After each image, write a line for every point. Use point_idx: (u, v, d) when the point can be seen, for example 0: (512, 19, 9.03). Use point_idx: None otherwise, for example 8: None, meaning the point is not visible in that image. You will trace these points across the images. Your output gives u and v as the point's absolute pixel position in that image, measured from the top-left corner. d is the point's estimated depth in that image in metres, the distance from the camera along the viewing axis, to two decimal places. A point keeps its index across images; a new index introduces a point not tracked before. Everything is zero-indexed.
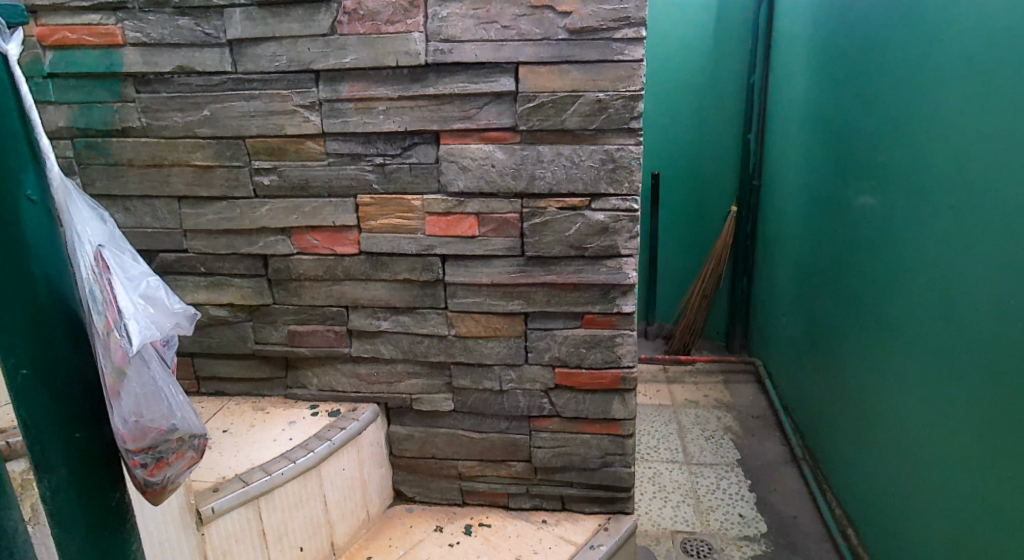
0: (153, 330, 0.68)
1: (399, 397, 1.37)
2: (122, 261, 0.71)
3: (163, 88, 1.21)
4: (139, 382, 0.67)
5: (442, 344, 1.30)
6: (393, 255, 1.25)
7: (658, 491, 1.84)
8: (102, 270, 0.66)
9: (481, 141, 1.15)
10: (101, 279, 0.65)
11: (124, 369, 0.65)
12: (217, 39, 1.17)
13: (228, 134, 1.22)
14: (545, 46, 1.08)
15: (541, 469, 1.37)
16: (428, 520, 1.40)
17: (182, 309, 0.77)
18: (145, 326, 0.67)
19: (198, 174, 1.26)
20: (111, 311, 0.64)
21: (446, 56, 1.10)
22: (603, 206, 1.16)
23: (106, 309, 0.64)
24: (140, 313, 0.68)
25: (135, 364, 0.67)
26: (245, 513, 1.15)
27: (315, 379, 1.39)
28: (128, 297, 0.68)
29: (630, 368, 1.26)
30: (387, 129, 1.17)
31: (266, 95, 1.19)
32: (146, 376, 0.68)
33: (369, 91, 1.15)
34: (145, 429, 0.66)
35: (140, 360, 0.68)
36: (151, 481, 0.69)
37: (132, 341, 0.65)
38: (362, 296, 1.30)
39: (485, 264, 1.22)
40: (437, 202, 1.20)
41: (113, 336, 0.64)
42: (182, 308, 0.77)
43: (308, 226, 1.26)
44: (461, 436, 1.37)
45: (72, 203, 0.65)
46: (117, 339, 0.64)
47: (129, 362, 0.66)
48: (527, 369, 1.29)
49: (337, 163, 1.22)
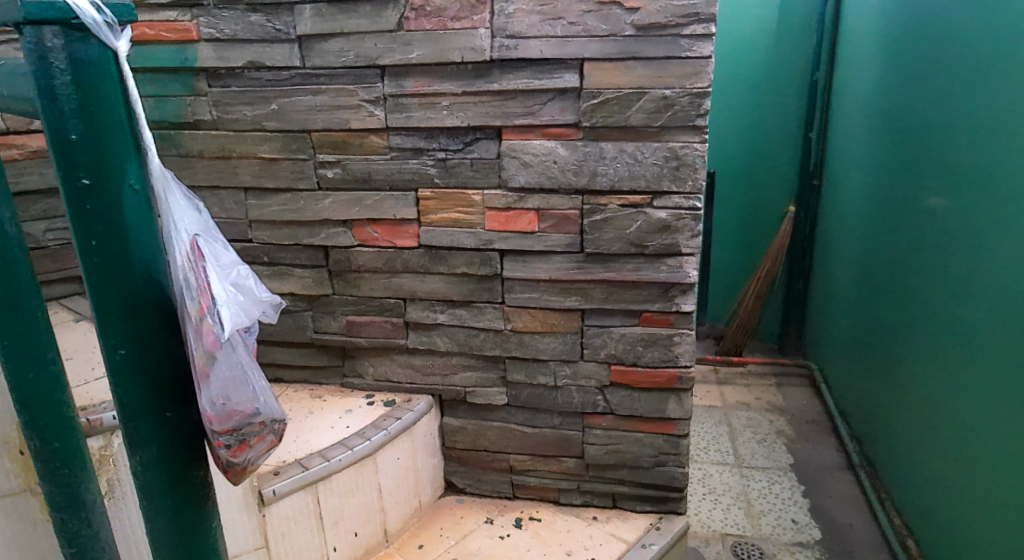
0: (242, 318, 0.69)
1: (453, 390, 1.38)
2: (217, 248, 0.71)
3: (233, 83, 1.25)
4: (229, 365, 0.66)
5: (498, 338, 1.32)
6: (452, 249, 1.27)
7: (708, 492, 1.83)
8: (196, 258, 0.66)
9: (544, 137, 1.16)
10: (195, 267, 0.66)
11: (214, 354, 0.65)
12: (287, 35, 1.19)
13: (294, 128, 1.25)
14: (610, 42, 1.08)
15: (593, 466, 1.37)
16: (478, 512, 1.41)
17: (267, 299, 0.76)
18: (234, 313, 0.68)
19: (264, 166, 1.29)
20: (203, 298, 0.65)
21: (511, 52, 1.11)
22: (665, 204, 1.15)
23: (199, 295, 0.65)
24: (230, 300, 0.69)
25: (225, 348, 0.66)
26: (303, 497, 1.18)
27: (371, 369, 1.42)
28: (219, 287, 0.68)
29: (687, 367, 1.25)
30: (450, 124, 1.18)
31: (332, 90, 1.21)
32: (235, 361, 0.67)
33: (433, 87, 1.16)
34: (230, 411, 0.66)
35: (229, 346, 0.67)
36: (234, 462, 0.68)
37: (223, 326, 0.65)
38: (418, 289, 1.32)
39: (544, 260, 1.23)
40: (497, 197, 1.21)
41: (205, 322, 0.64)
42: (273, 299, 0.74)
43: (369, 219, 1.29)
44: (514, 431, 1.38)
45: (170, 195, 0.66)
46: (210, 325, 0.65)
47: (219, 346, 0.66)
48: (581, 366, 1.30)
49: (399, 157, 1.23)
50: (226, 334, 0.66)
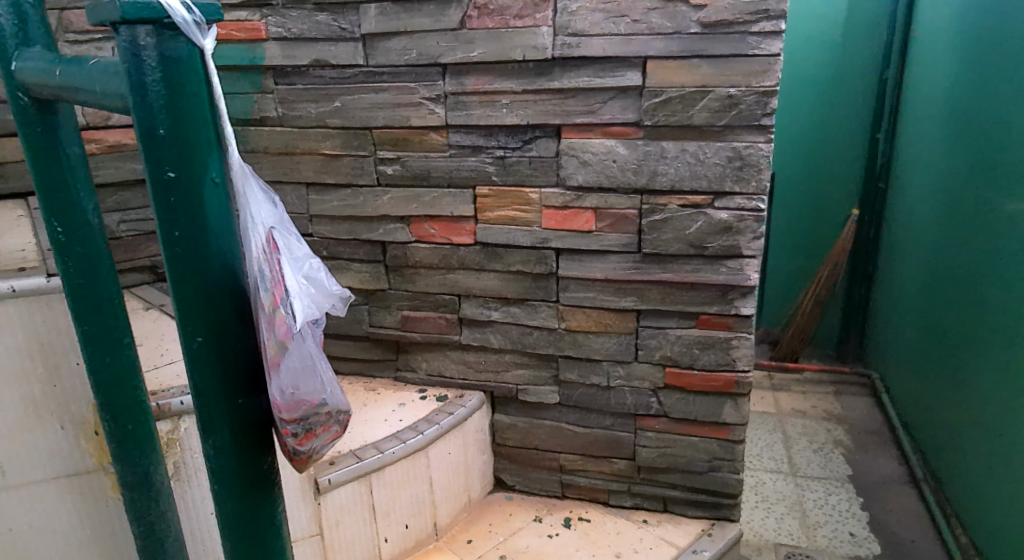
0: (314, 311, 0.69)
1: (504, 387, 1.39)
2: (292, 241, 0.72)
3: (299, 80, 1.27)
4: (300, 356, 0.66)
5: (551, 337, 1.32)
6: (509, 247, 1.28)
7: (761, 500, 1.79)
8: (271, 250, 0.67)
9: (603, 136, 1.15)
10: (269, 258, 0.67)
11: (286, 344, 0.65)
12: (352, 34, 1.21)
13: (357, 125, 1.27)
14: (675, 40, 1.06)
15: (644, 468, 1.36)
16: (527, 510, 1.42)
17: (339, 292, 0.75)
18: (307, 305, 0.68)
19: (326, 162, 1.32)
20: (278, 289, 0.66)
21: (573, 50, 1.10)
22: (727, 205, 1.13)
23: (274, 285, 0.66)
24: (303, 292, 0.69)
25: (297, 338, 0.67)
26: (357, 487, 1.21)
27: (424, 364, 1.44)
28: (294, 279, 0.69)
29: (745, 372, 1.23)
30: (509, 122, 1.19)
31: (394, 87, 1.23)
32: (306, 351, 0.67)
33: (494, 85, 1.17)
34: (300, 400, 0.67)
35: (302, 336, 0.67)
36: (300, 450, 0.69)
37: (296, 317, 0.65)
38: (473, 286, 1.33)
39: (600, 260, 1.23)
40: (554, 196, 1.21)
41: (279, 312, 0.65)
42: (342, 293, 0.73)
43: (426, 216, 1.30)
44: (564, 430, 1.38)
45: (249, 188, 0.68)
46: (284, 315, 0.65)
47: (292, 336, 0.66)
48: (635, 367, 1.29)
49: (458, 155, 1.24)
50: (298, 324, 0.66)
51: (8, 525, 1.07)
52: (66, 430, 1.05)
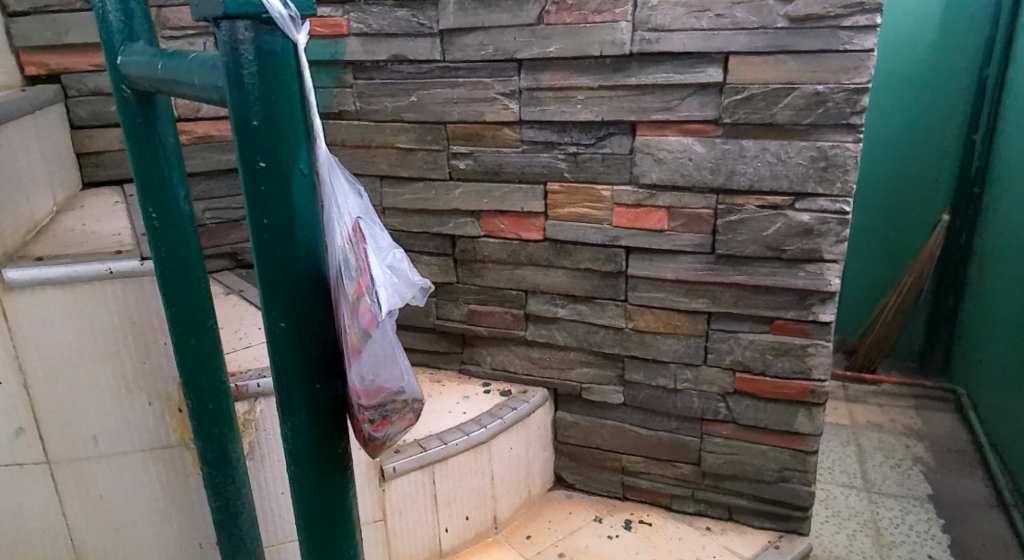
0: (397, 301, 0.71)
1: (568, 385, 1.38)
2: (377, 231, 0.73)
3: (377, 75, 1.30)
4: (383, 343, 0.68)
5: (618, 336, 1.30)
6: (578, 244, 1.27)
7: (832, 515, 1.72)
8: (357, 239, 0.69)
9: (680, 133, 1.13)
10: (355, 248, 0.68)
11: (370, 331, 0.67)
12: (430, 29, 1.22)
13: (431, 119, 1.29)
14: (760, 35, 1.03)
15: (709, 475, 1.33)
16: (587, 509, 1.41)
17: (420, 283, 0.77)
18: (390, 295, 0.70)
19: (401, 155, 1.34)
20: (363, 278, 0.67)
21: (652, 45, 1.08)
22: (808, 207, 1.10)
23: (358, 274, 0.67)
24: (388, 282, 0.71)
25: (381, 327, 0.69)
26: (420, 476, 1.23)
27: (488, 358, 1.45)
28: (380, 268, 0.71)
29: (821, 381, 1.19)
30: (583, 118, 1.18)
31: (469, 82, 1.23)
32: (389, 339, 0.69)
33: (569, 80, 1.16)
34: (379, 387, 0.69)
35: (386, 325, 0.69)
36: (375, 436, 0.70)
37: (381, 306, 0.67)
38: (541, 283, 1.33)
39: (672, 260, 1.21)
40: (627, 194, 1.19)
41: (363, 301, 0.66)
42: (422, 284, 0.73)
43: (497, 211, 1.31)
44: (628, 431, 1.37)
45: (337, 179, 0.70)
46: (369, 303, 0.67)
47: (376, 325, 0.68)
48: (704, 371, 1.26)
49: (530, 150, 1.25)
50: (383, 313, 0.68)
51: (99, 492, 1.14)
52: (152, 406, 1.11)
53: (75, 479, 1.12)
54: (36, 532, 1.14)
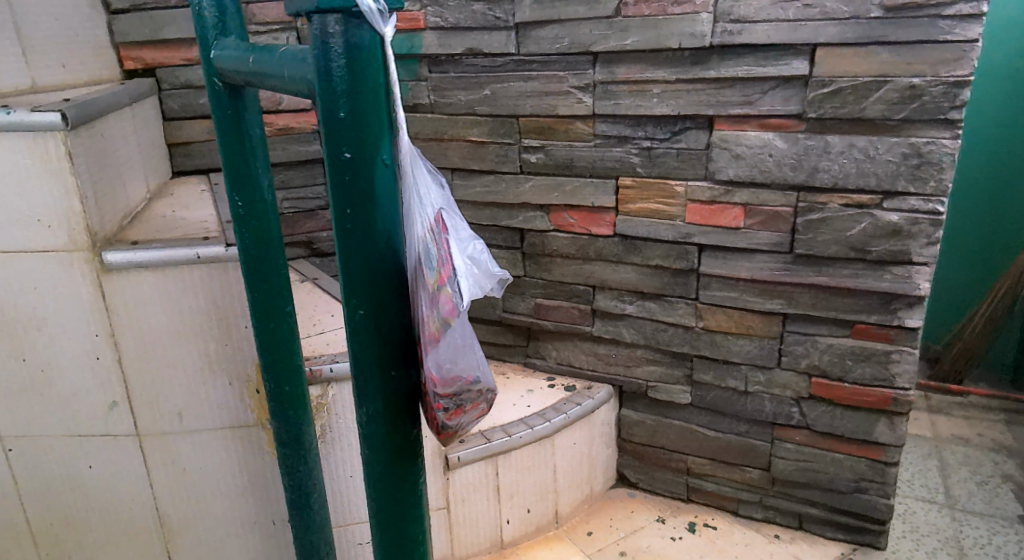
0: (476, 291, 0.72)
1: (634, 382, 1.37)
2: (458, 222, 0.74)
3: (452, 68, 1.31)
4: (461, 333, 0.70)
5: (687, 335, 1.28)
6: (649, 240, 1.25)
7: (910, 531, 1.64)
8: (438, 230, 0.70)
9: (761, 128, 1.09)
10: (436, 239, 0.69)
11: (449, 321, 0.69)
12: (505, 22, 1.22)
13: (504, 113, 1.29)
14: (851, 25, 0.98)
15: (779, 481, 1.29)
16: (650, 509, 1.39)
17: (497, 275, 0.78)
18: (470, 286, 0.71)
19: (473, 148, 1.35)
20: (443, 268, 0.69)
21: (734, 37, 1.05)
22: (898, 207, 1.04)
23: (439, 265, 0.69)
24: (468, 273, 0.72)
25: (460, 317, 0.70)
26: (484, 467, 1.24)
27: (554, 352, 1.45)
28: (460, 259, 0.72)
29: (905, 390, 1.14)
30: (659, 112, 1.16)
31: (544, 76, 1.23)
32: (467, 329, 0.71)
33: (646, 74, 1.14)
34: (455, 376, 0.70)
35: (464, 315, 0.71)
36: (449, 424, 0.72)
37: (461, 296, 0.69)
38: (609, 278, 1.32)
39: (747, 258, 1.17)
40: (701, 190, 1.17)
41: (444, 291, 0.68)
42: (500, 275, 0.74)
43: (567, 205, 1.31)
44: (694, 432, 1.34)
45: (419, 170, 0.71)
46: (449, 293, 0.68)
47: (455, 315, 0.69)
48: (778, 374, 1.22)
49: (603, 145, 1.23)
50: (462, 304, 0.70)
51: (182, 465, 1.20)
52: (232, 386, 1.16)
53: (161, 452, 1.19)
54: (125, 499, 1.22)
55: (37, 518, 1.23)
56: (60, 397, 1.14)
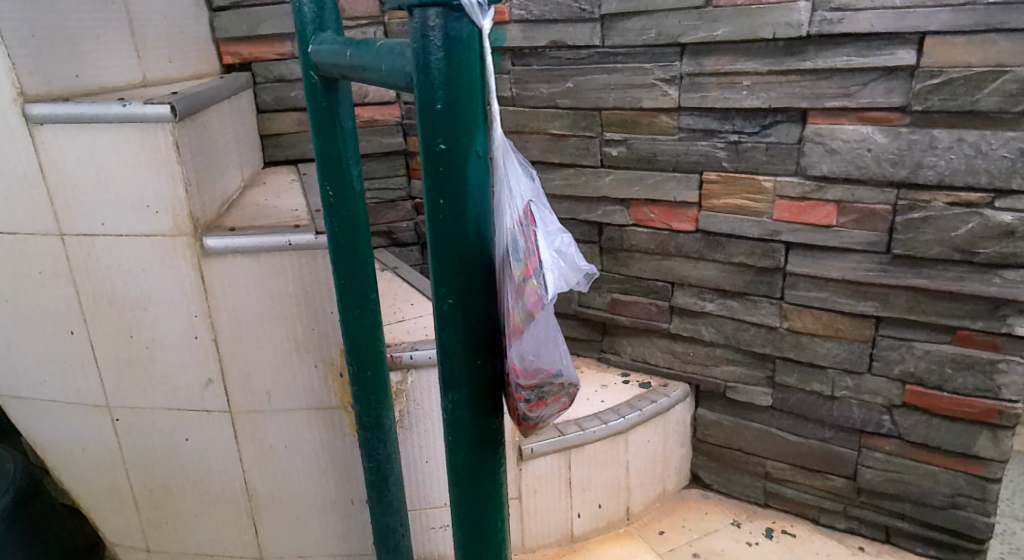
0: (565, 285, 0.68)
1: (712, 382, 1.34)
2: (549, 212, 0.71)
3: (535, 61, 1.31)
4: (547, 326, 0.67)
5: (771, 336, 1.24)
6: (733, 237, 1.22)
7: (1010, 552, 1.53)
8: (527, 222, 0.67)
9: (859, 121, 1.05)
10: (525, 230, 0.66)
11: (534, 313, 0.65)
12: (591, 14, 1.21)
13: (586, 106, 1.28)
14: (966, 12, 0.92)
15: (866, 492, 1.24)
16: (725, 512, 1.37)
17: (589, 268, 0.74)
18: (559, 279, 0.67)
19: (553, 141, 1.35)
20: (530, 260, 0.65)
21: (834, 26, 1.01)
22: (1011, 206, 0.98)
23: (527, 256, 0.66)
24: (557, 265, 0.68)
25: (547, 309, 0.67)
26: (556, 459, 1.24)
27: (629, 348, 1.44)
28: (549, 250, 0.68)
29: (1011, 402, 1.07)
30: (749, 105, 1.12)
31: (629, 68, 1.21)
32: (553, 322, 0.67)
33: (736, 65, 1.11)
34: (538, 368, 0.67)
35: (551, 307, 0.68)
36: (529, 416, 0.69)
37: (548, 289, 0.65)
38: (690, 275, 1.29)
39: (839, 258, 1.13)
40: (791, 186, 1.13)
41: (530, 283, 0.65)
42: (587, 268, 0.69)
43: (648, 200, 1.29)
44: (775, 435, 1.31)
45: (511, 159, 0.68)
46: (535, 285, 0.65)
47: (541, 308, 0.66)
48: (868, 380, 1.17)
49: (688, 138, 1.21)
50: (550, 297, 0.66)
51: (269, 443, 1.26)
52: (317, 368, 1.20)
53: (251, 429, 1.25)
54: (217, 471, 1.29)
55: (140, 484, 1.32)
56: (162, 372, 1.22)
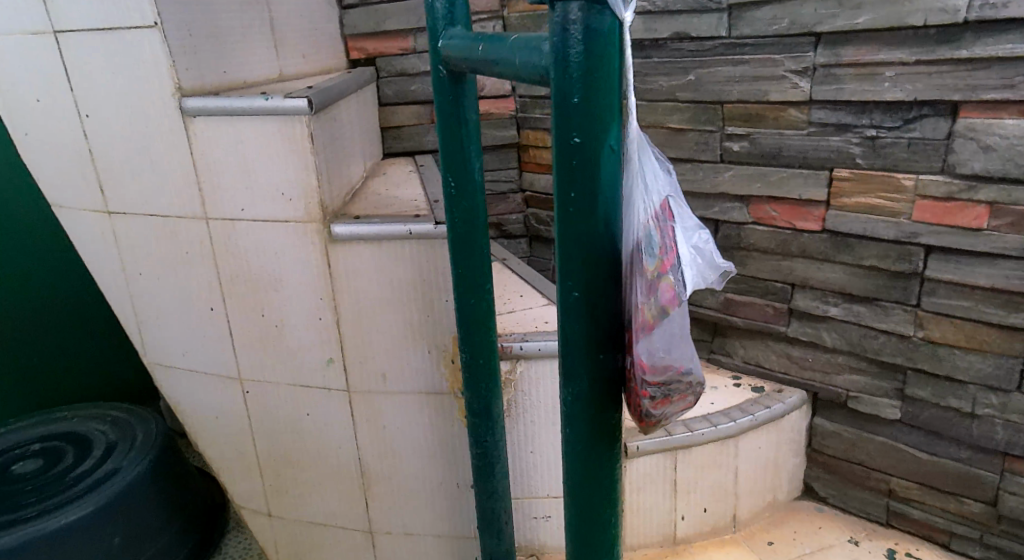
0: (700, 283, 0.66)
1: (832, 391, 1.28)
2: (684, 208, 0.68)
3: (655, 53, 1.28)
4: (680, 322, 0.65)
5: (903, 345, 1.17)
6: (864, 238, 1.16)
7: None
8: (664, 217, 0.65)
9: (1020, 115, 0.97)
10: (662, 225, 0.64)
11: (668, 309, 0.64)
12: (718, 4, 1.17)
13: (708, 99, 1.24)
14: None
15: (1006, 519, 1.15)
16: (841, 528, 1.31)
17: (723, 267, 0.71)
18: (695, 275, 0.66)
19: (671, 136, 1.32)
20: (667, 255, 0.63)
21: (997, 11, 0.93)
22: None
23: (663, 252, 0.63)
24: (695, 262, 0.66)
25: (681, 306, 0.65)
26: (662, 459, 1.22)
27: (742, 350, 1.39)
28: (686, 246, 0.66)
29: None
30: (890, 98, 1.05)
31: (756, 60, 1.17)
32: (687, 318, 0.65)
33: (878, 55, 1.04)
34: (666, 364, 0.65)
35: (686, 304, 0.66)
36: (652, 413, 0.67)
37: (684, 285, 0.64)
38: (813, 277, 1.23)
39: (987, 264, 1.05)
40: (935, 185, 1.06)
41: (666, 279, 0.63)
42: (724, 267, 0.67)
43: (770, 197, 1.24)
44: (901, 452, 1.23)
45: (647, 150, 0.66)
46: (671, 282, 0.63)
47: (676, 304, 0.64)
48: (1016, 398, 1.09)
49: (818, 133, 1.15)
50: (685, 293, 0.64)
51: (383, 422, 1.31)
52: (431, 354, 1.24)
53: (366, 408, 1.31)
54: (335, 446, 1.36)
55: (264, 452, 1.42)
56: (289, 350, 1.30)
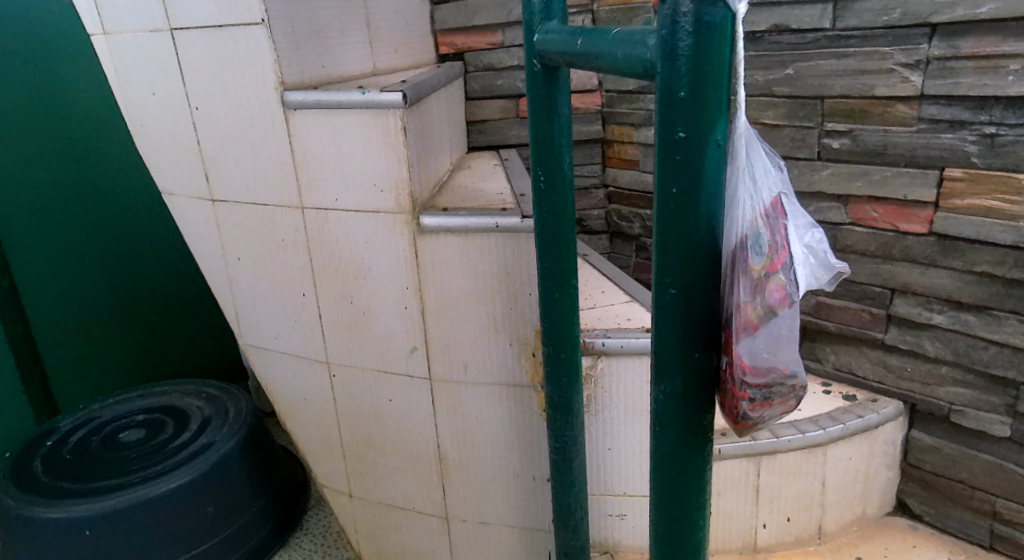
0: (814, 281, 0.63)
1: (933, 403, 1.22)
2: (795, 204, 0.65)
3: (751, 47, 1.24)
4: (791, 322, 0.62)
5: (1016, 358, 1.10)
6: (976, 243, 1.09)
7: None
8: (775, 213, 0.62)
9: None
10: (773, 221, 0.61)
11: (777, 309, 0.61)
12: None
13: (807, 94, 1.19)
14: None
15: None
16: (936, 548, 1.24)
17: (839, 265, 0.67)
18: (809, 275, 0.62)
19: (765, 132, 1.27)
20: (778, 253, 0.61)
21: None
22: None
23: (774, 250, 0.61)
24: (811, 261, 0.62)
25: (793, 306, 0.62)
26: (745, 465, 1.19)
27: (833, 355, 1.33)
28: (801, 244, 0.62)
29: None
30: (1013, 93, 0.99)
31: (863, 52, 1.11)
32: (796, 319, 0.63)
33: (1002, 47, 0.98)
34: (770, 366, 0.63)
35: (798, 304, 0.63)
36: (750, 415, 0.65)
37: (797, 285, 0.61)
38: (916, 283, 1.17)
39: None
40: None
41: (776, 278, 0.60)
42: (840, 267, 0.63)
43: (871, 197, 1.18)
44: (1009, 471, 1.16)
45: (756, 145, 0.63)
46: (782, 281, 0.61)
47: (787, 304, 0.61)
48: None
49: (929, 130, 1.09)
50: (799, 293, 0.61)
51: (462, 412, 1.34)
52: (512, 346, 1.25)
53: (446, 398, 1.34)
54: (415, 434, 1.40)
55: (347, 435, 1.48)
56: (375, 337, 1.34)
